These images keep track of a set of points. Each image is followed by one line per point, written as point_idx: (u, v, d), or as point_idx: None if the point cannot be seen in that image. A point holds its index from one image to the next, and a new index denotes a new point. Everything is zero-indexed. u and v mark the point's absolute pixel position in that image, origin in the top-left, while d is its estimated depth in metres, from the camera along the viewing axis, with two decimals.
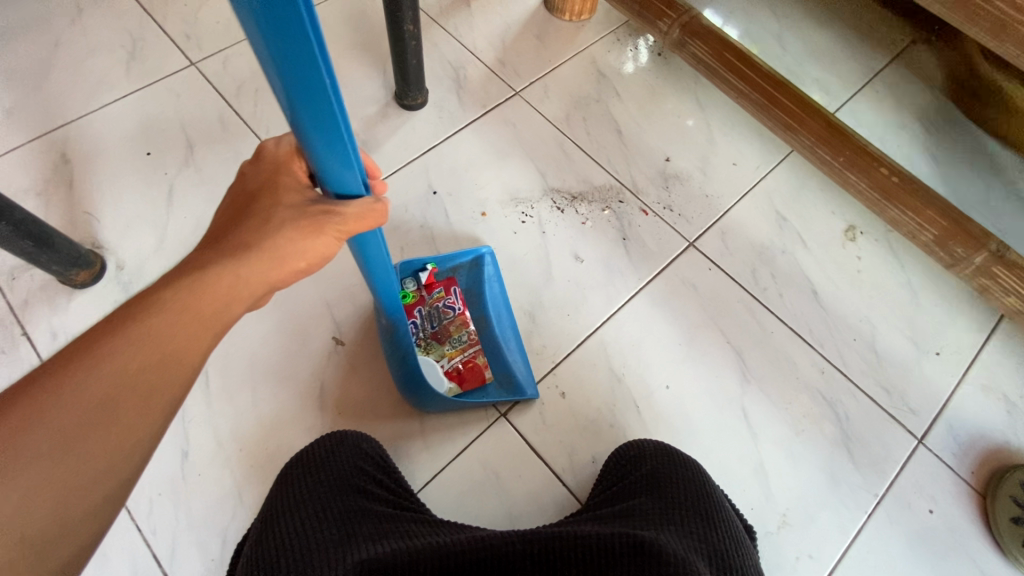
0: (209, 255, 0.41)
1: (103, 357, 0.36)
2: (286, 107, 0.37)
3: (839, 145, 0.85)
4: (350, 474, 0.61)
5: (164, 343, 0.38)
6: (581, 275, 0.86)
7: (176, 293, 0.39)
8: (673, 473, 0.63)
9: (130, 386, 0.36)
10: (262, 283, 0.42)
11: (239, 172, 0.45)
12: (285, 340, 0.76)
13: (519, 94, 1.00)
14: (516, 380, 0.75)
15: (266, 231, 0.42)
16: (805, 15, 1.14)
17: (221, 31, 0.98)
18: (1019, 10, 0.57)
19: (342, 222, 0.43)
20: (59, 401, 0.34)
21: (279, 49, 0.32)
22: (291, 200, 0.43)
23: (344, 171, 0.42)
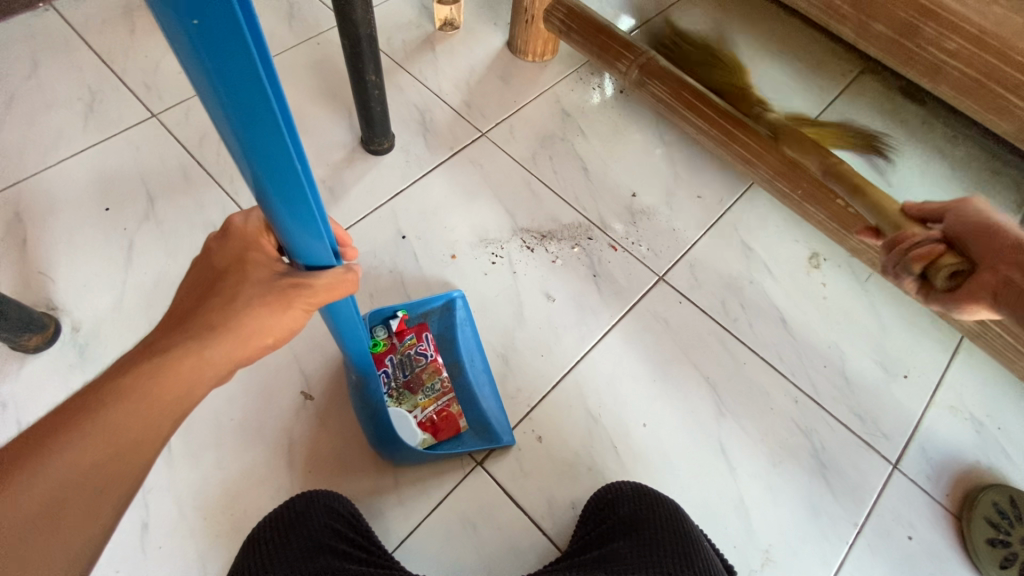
0: (174, 338, 0.40)
1: (54, 453, 0.35)
2: (256, 186, 0.37)
3: (797, 178, 0.87)
4: (320, 535, 0.58)
5: (122, 434, 0.37)
6: (554, 314, 0.86)
7: (136, 380, 0.38)
8: (652, 515, 0.62)
9: (84, 482, 0.36)
10: (228, 362, 0.41)
11: (204, 247, 0.43)
12: (251, 397, 0.74)
13: (485, 136, 1.01)
14: (491, 427, 0.74)
15: (234, 310, 0.41)
16: (758, 50, 1.18)
17: (182, 82, 0.97)
18: (951, 56, 0.60)
19: (311, 295, 0.43)
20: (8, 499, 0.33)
21: (248, 136, 0.33)
22: (260, 275, 0.42)
23: (316, 243, 0.42)
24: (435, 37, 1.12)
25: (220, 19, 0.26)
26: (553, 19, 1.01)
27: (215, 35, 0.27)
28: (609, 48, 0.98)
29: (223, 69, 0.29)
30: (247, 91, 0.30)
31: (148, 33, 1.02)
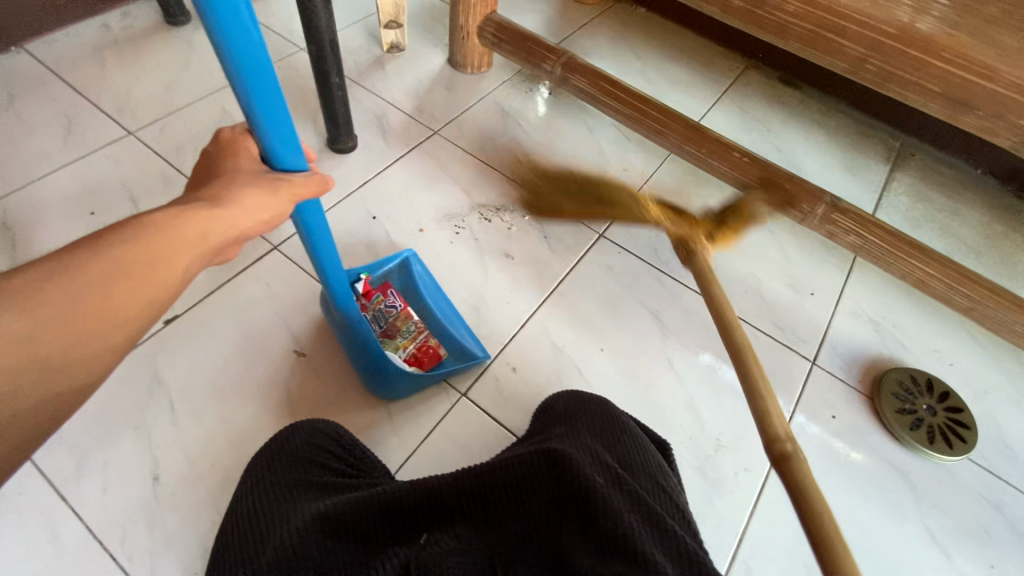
0: (184, 201, 0.45)
1: (71, 265, 0.38)
2: (238, 93, 0.44)
3: (700, 139, 1.05)
4: (300, 456, 0.63)
5: (135, 265, 0.40)
6: (514, 269, 0.98)
7: (155, 220, 0.42)
8: (583, 406, 0.72)
9: (92, 299, 0.38)
10: (231, 229, 0.45)
11: (200, 151, 0.50)
12: (247, 359, 0.81)
13: (437, 133, 1.15)
14: (467, 349, 0.85)
15: (233, 187, 0.46)
16: (660, 53, 1.40)
17: (156, 103, 1.07)
18: (793, 16, 0.79)
19: (293, 186, 0.49)
20: (81, 264, 0.38)
21: (227, 37, 0.41)
22: (250, 164, 0.48)
23: (290, 148, 0.49)
24: (384, 58, 1.27)
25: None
26: (486, 29, 1.18)
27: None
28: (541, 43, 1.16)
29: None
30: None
31: (118, 65, 1.11)
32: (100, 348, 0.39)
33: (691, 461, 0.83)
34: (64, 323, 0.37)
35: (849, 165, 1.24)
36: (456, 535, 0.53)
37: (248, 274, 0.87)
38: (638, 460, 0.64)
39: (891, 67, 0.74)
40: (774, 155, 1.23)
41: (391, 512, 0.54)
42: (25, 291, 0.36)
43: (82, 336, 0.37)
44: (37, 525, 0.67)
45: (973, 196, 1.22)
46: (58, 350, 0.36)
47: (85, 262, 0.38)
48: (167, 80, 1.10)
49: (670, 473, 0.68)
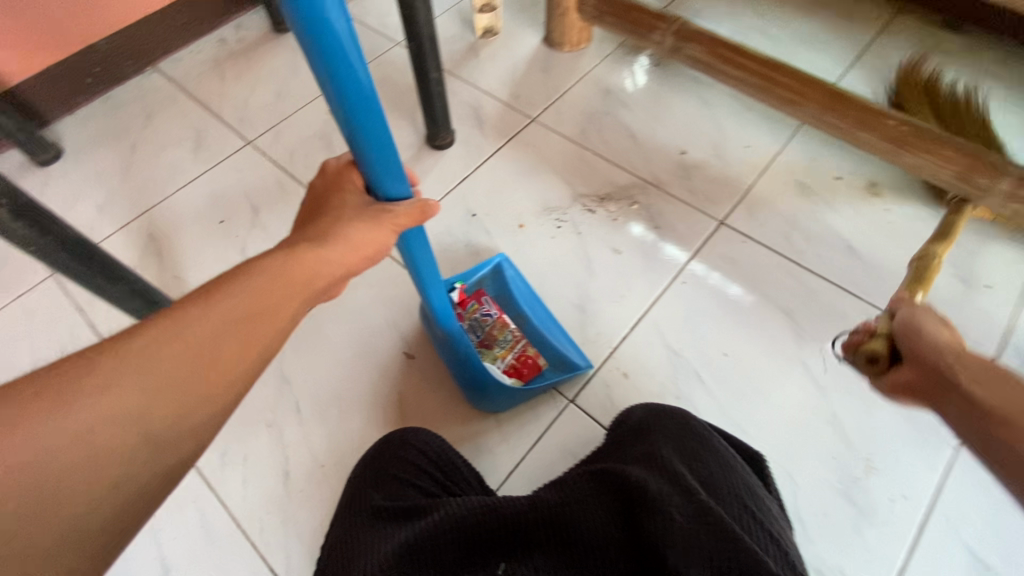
0: (294, 238, 0.44)
1: (159, 332, 0.35)
2: (342, 123, 0.43)
3: (845, 108, 0.89)
4: (387, 468, 0.64)
5: (224, 329, 0.36)
6: (622, 264, 0.91)
7: (263, 266, 0.40)
8: (664, 420, 0.67)
9: (177, 370, 0.34)
10: (340, 267, 0.43)
11: (308, 185, 0.49)
12: (361, 362, 0.83)
13: (535, 120, 1.10)
14: (568, 359, 0.80)
15: (339, 224, 0.45)
16: (783, 7, 1.22)
17: (270, 112, 1.12)
18: None
19: (396, 217, 0.47)
20: (189, 319, 0.36)
21: (331, 70, 0.39)
22: (354, 201, 0.47)
23: (395, 175, 0.47)
24: (478, 45, 1.23)
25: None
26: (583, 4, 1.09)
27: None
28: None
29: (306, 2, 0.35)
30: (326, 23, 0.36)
31: (235, 77, 1.18)
32: (187, 428, 0.35)
33: (836, 483, 0.73)
34: (148, 401, 0.33)
35: None
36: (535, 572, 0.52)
37: (358, 277, 0.89)
38: (717, 484, 0.59)
39: None
40: None
41: (469, 540, 0.54)
42: (135, 356, 0.34)
43: (166, 417, 0.34)
44: (191, 513, 0.73)
45: None
46: (143, 433, 0.33)
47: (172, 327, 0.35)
48: (278, 87, 1.15)
49: (763, 493, 0.62)
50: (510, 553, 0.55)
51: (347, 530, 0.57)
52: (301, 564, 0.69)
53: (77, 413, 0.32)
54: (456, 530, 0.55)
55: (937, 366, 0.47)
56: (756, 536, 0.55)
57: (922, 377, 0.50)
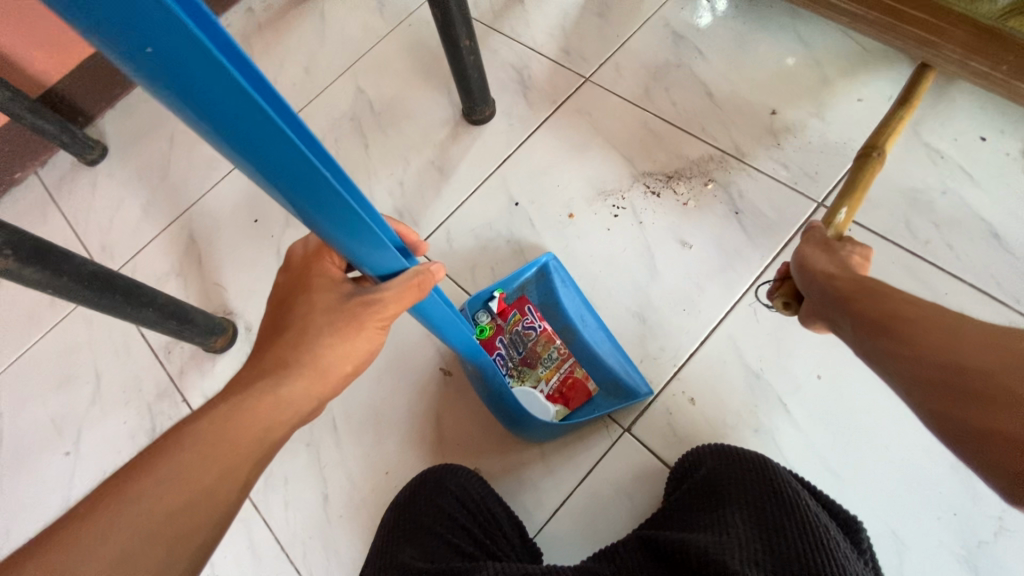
0: (260, 363, 0.42)
1: (107, 515, 0.35)
2: (299, 208, 0.34)
3: (998, 50, 0.65)
4: (422, 519, 0.57)
5: (175, 499, 0.36)
6: (691, 262, 0.77)
7: (221, 414, 0.39)
8: (737, 476, 0.56)
9: (124, 554, 0.34)
10: (307, 398, 0.41)
11: (275, 283, 0.46)
12: (397, 378, 0.78)
13: (589, 81, 0.93)
14: (624, 383, 0.70)
15: (309, 340, 0.41)
16: None
17: (298, 91, 1.03)
18: None
19: (379, 311, 0.41)
20: (153, 482, 0.36)
21: (269, 164, 0.29)
22: (325, 302, 0.42)
23: (381, 254, 0.39)
24: None
25: (178, 39, 0.21)
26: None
27: (174, 59, 0.22)
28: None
29: (208, 94, 0.24)
30: (246, 115, 0.25)
31: (263, 53, 1.09)
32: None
33: (953, 546, 0.59)
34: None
35: None
36: None
37: None
38: (807, 564, 0.46)
39: None
40: None
41: None
42: (101, 526, 0.34)
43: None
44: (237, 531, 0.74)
45: None
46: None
47: (122, 504, 0.35)
48: (306, 62, 1.06)
49: (859, 567, 0.49)
50: None
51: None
52: None
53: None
54: None
55: (847, 283, 0.49)
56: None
57: (855, 289, 0.48)
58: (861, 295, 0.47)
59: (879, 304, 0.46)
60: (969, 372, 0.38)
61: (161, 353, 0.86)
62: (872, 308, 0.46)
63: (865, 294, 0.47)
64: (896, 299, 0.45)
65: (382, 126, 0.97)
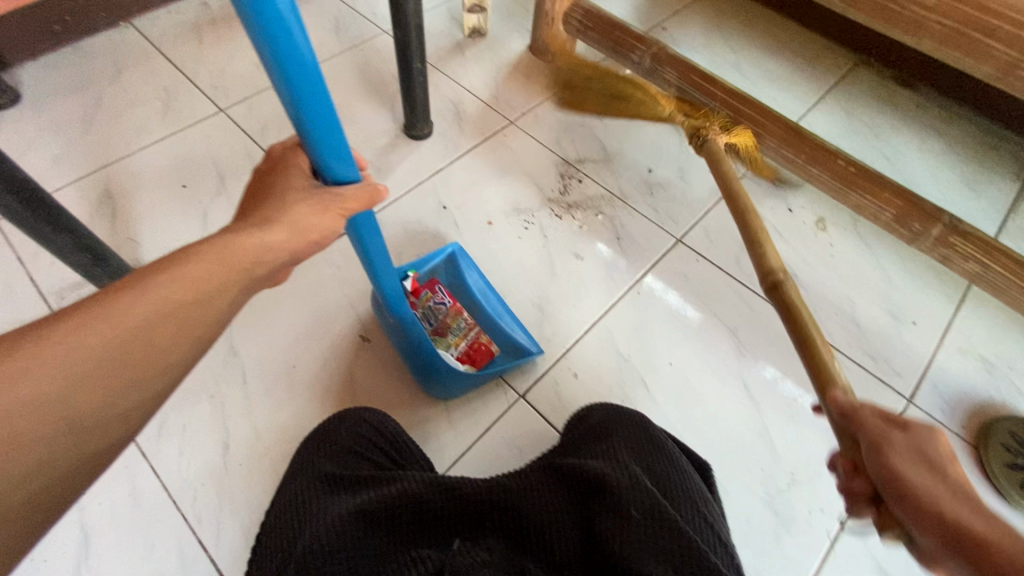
0: (237, 224, 0.46)
1: (120, 310, 0.38)
2: (289, 104, 0.45)
3: (800, 144, 0.95)
4: (350, 445, 0.64)
5: (179, 301, 0.40)
6: (583, 269, 0.94)
7: (210, 245, 0.43)
8: (620, 421, 0.69)
9: (144, 343, 0.38)
10: (285, 252, 0.47)
11: (254, 171, 0.52)
12: (313, 342, 0.83)
13: (513, 123, 1.12)
14: (519, 346, 0.84)
15: (285, 208, 0.47)
16: (758, 45, 1.29)
17: (246, 82, 1.10)
18: (929, 11, 0.70)
19: (344, 201, 0.50)
20: (161, 284, 0.40)
21: (280, 53, 0.41)
22: (298, 185, 0.49)
23: (343, 161, 0.50)
24: (465, 43, 1.24)
25: None
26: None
27: None
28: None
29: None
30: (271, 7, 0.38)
31: (214, 43, 1.16)
32: (150, 394, 0.39)
33: (760, 493, 0.78)
34: (117, 370, 0.37)
35: (968, 181, 1.11)
36: (488, 548, 0.54)
37: (323, 255, 0.90)
38: (665, 476, 0.62)
39: None
40: (882, 163, 1.11)
41: (423, 514, 0.56)
42: (119, 308, 0.38)
43: (133, 385, 0.38)
44: (119, 478, 0.71)
45: None
46: (115, 399, 0.37)
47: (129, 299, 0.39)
48: (257, 59, 1.14)
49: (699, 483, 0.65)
50: (466, 531, 0.56)
51: (299, 502, 0.56)
52: (230, 536, 0.69)
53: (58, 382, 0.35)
54: (413, 501, 0.56)
55: (963, 528, 0.39)
56: (696, 524, 0.58)
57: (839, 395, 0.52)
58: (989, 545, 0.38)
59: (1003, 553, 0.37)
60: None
61: (51, 298, 0.82)
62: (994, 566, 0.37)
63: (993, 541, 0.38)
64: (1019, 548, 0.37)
65: None
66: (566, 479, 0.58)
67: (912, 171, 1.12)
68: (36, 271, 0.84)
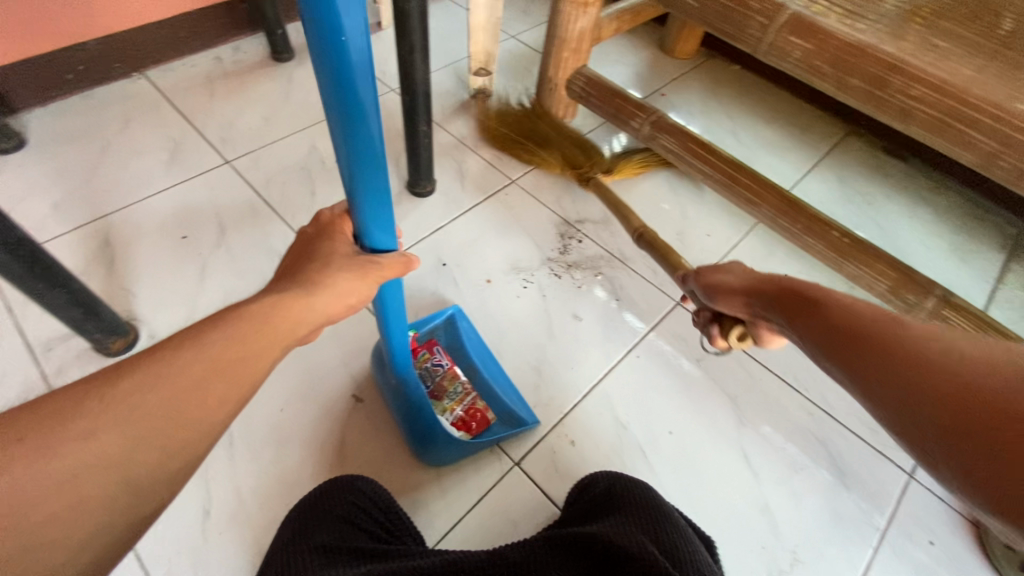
0: (280, 285, 0.45)
1: (142, 377, 0.34)
2: (345, 171, 0.46)
3: (795, 215, 0.96)
4: (345, 512, 0.63)
5: (221, 360, 0.37)
6: (581, 331, 0.94)
7: (258, 308, 0.40)
8: (621, 489, 0.69)
9: (160, 414, 0.33)
10: (324, 316, 0.45)
11: (301, 232, 0.51)
12: (306, 402, 0.81)
13: (515, 182, 1.14)
14: (517, 415, 0.82)
15: (326, 272, 0.46)
16: (752, 113, 1.34)
17: (253, 135, 1.12)
18: (917, 100, 0.72)
19: (382, 269, 0.49)
20: (203, 342, 0.37)
21: (351, 130, 0.42)
22: (343, 250, 0.48)
23: (384, 229, 0.51)
24: (470, 103, 1.28)
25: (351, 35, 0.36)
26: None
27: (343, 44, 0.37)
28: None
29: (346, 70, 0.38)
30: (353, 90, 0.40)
31: (224, 97, 1.18)
32: (170, 476, 0.33)
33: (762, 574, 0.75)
34: (126, 452, 0.32)
35: (958, 250, 1.13)
36: None
37: None
38: (680, 549, 0.59)
39: None
40: (875, 231, 1.14)
41: None
42: (157, 367, 0.35)
43: (137, 473, 0.32)
44: None
45: None
46: (125, 482, 0.32)
47: (171, 360, 0.35)
48: (266, 113, 1.16)
49: (710, 558, 0.63)
50: None
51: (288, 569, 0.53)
52: None
53: (60, 461, 0.30)
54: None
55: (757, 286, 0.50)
56: None
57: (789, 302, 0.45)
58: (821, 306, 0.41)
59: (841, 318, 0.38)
60: (942, 394, 0.30)
61: (38, 351, 0.80)
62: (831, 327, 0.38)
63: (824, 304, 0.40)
64: (867, 310, 0.38)
65: (330, 179, 1.07)
66: (574, 551, 0.58)
67: (905, 240, 1.14)
68: (26, 322, 0.82)
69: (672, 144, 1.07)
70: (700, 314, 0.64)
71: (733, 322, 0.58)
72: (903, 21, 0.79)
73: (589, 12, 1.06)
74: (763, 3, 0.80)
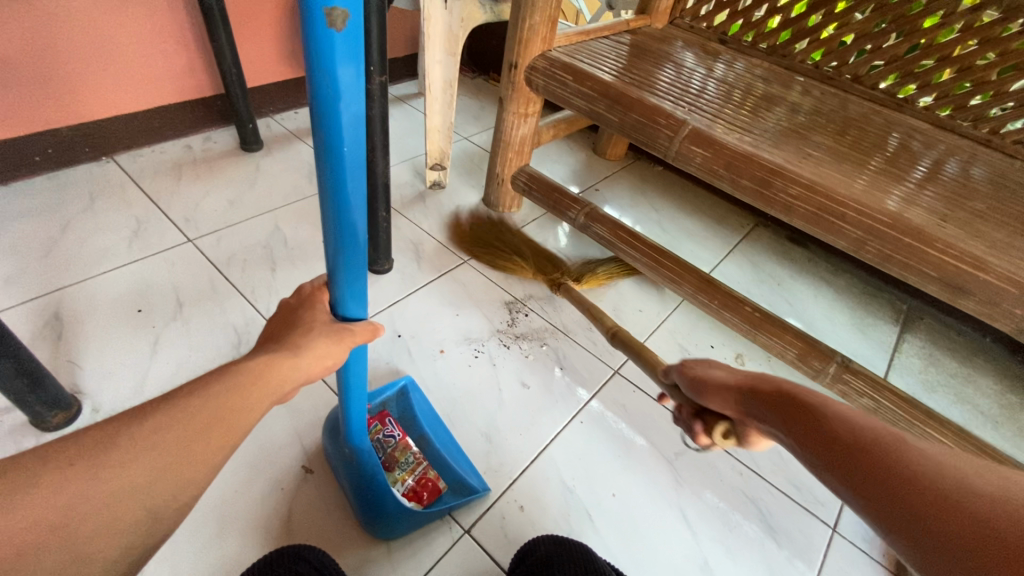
0: (264, 349, 0.49)
1: (164, 418, 0.38)
2: (329, 245, 0.53)
3: (713, 291, 1.10)
4: None
5: (211, 417, 0.40)
6: (529, 398, 0.99)
7: (249, 366, 0.45)
8: (566, 557, 0.70)
9: (172, 453, 0.37)
10: (304, 376, 0.49)
11: (283, 303, 0.56)
12: (256, 474, 0.81)
13: (467, 262, 1.24)
14: (467, 482, 0.84)
15: (306, 336, 0.51)
16: (674, 206, 1.53)
17: (216, 216, 1.18)
18: (798, 196, 0.88)
19: (354, 335, 0.54)
20: (197, 400, 0.40)
21: (339, 208, 0.50)
22: (323, 318, 0.54)
23: (357, 299, 0.57)
24: (426, 193, 1.41)
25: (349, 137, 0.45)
26: (535, 76, 1.13)
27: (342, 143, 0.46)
28: (647, 58, 1.19)
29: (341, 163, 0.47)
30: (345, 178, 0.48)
31: (192, 181, 1.25)
32: (171, 511, 0.37)
33: None
34: (118, 504, 0.34)
35: (857, 324, 1.29)
36: None
37: None
38: None
39: (890, 249, 0.83)
40: (785, 307, 1.29)
41: None
42: (155, 423, 0.37)
43: (124, 523, 0.34)
44: None
45: (983, 365, 1.25)
46: (144, 511, 0.35)
47: (166, 417, 0.38)
48: (232, 196, 1.24)
49: None
50: None
51: None
52: None
53: (91, 490, 0.34)
54: None
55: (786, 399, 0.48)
56: None
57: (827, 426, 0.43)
58: (877, 461, 0.38)
59: (908, 472, 0.36)
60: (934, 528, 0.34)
61: None
62: (879, 480, 0.37)
63: (888, 459, 0.37)
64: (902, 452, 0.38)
65: (291, 257, 1.13)
66: None
67: (810, 314, 1.29)
68: None
69: (603, 231, 1.21)
70: (683, 408, 0.66)
71: (715, 419, 0.58)
72: (779, 135, 0.99)
73: (528, 121, 1.24)
74: (669, 119, 0.98)
